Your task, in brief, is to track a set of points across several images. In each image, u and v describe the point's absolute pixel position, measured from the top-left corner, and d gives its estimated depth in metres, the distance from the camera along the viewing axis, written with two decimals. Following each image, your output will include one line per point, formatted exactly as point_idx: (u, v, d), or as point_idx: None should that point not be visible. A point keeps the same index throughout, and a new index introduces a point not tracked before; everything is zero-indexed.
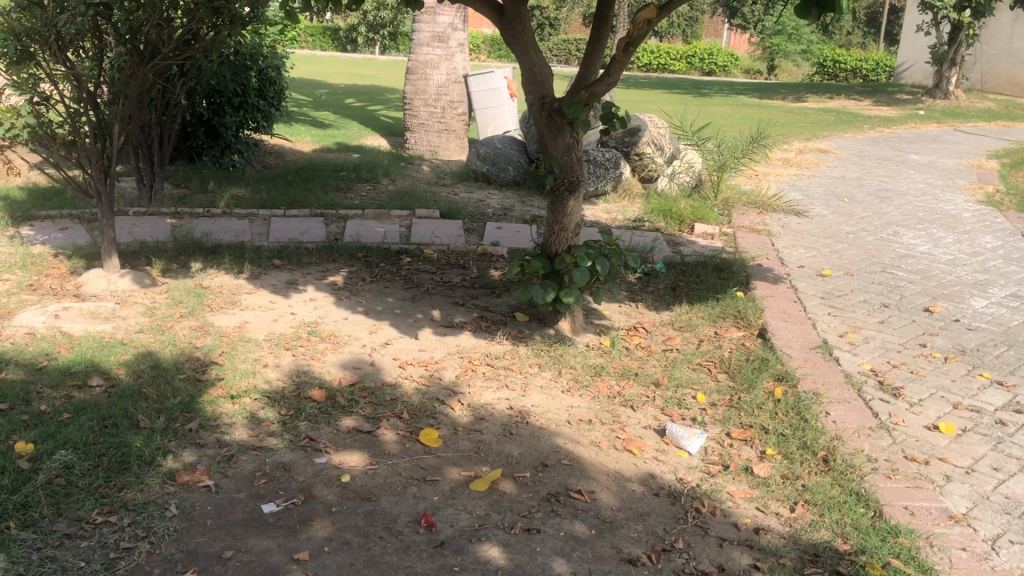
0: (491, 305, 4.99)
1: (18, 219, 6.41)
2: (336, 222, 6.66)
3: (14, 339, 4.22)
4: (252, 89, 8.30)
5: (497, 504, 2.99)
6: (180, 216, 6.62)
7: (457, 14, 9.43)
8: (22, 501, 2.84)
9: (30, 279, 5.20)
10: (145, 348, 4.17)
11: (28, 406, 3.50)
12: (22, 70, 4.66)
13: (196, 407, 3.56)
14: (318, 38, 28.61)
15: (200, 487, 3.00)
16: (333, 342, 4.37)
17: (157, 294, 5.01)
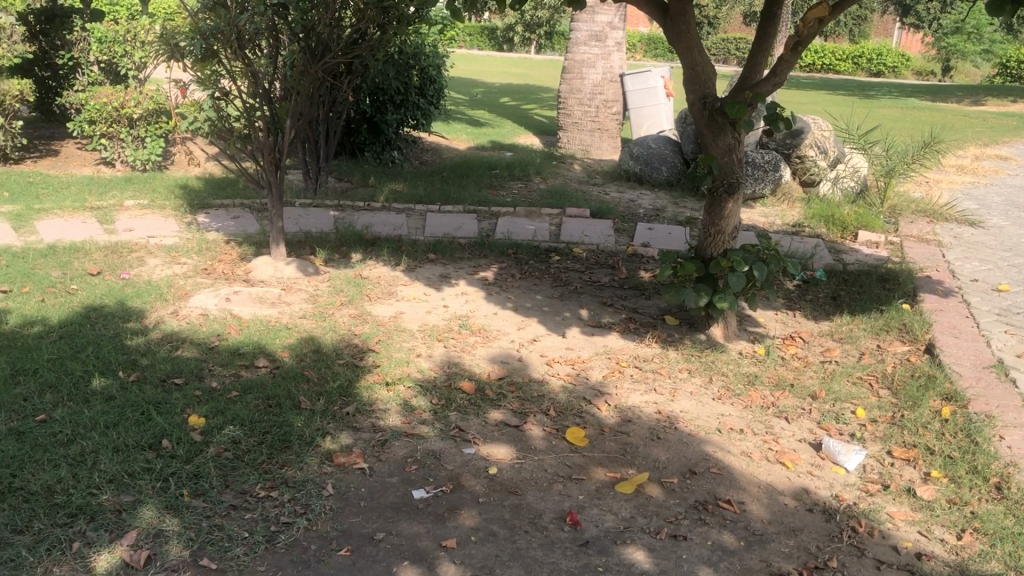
0: (641, 307, 4.95)
1: (196, 207, 6.85)
2: (488, 218, 6.77)
3: (189, 319, 4.52)
4: (413, 87, 8.55)
5: (643, 508, 2.96)
6: (342, 208, 6.90)
7: (616, 13, 9.42)
8: (194, 471, 3.04)
9: (205, 264, 5.55)
10: (308, 333, 4.37)
11: (201, 382, 3.74)
12: (207, 67, 4.97)
13: (352, 392, 3.70)
14: (476, 38, 29.10)
15: (355, 469, 3.12)
16: (483, 336, 4.44)
17: (319, 282, 5.24)
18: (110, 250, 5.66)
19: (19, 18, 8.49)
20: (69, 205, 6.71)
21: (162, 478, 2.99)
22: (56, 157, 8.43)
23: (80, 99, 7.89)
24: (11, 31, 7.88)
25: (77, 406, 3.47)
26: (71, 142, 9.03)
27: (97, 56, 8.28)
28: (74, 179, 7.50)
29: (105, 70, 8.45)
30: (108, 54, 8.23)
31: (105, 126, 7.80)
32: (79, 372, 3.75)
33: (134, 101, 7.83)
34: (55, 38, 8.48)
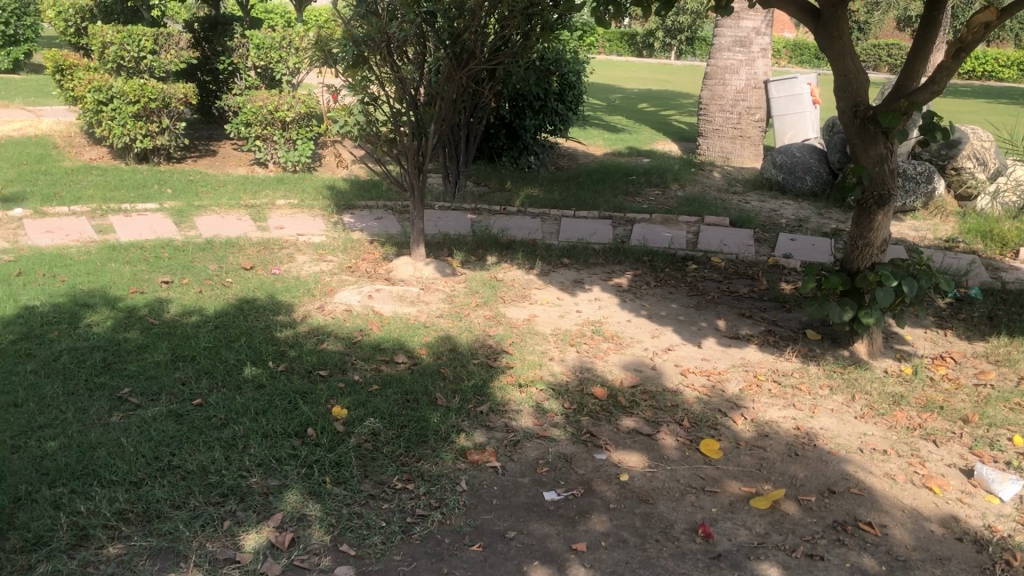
0: (780, 320, 4.83)
1: (342, 207, 7.12)
2: (624, 224, 6.75)
3: (334, 314, 4.71)
4: (553, 93, 8.60)
5: (778, 525, 2.89)
6: (479, 212, 7.03)
7: (762, 18, 9.23)
8: (336, 460, 3.16)
9: (349, 262, 5.76)
10: (445, 332, 4.48)
11: (344, 374, 3.90)
12: (358, 73, 5.16)
13: (487, 391, 3.77)
14: (615, 44, 29.01)
15: (488, 467, 3.18)
16: (616, 343, 4.44)
17: (456, 283, 5.36)
18: (261, 246, 5.96)
19: (186, 26, 9.02)
20: (225, 203, 7.10)
21: (307, 464, 3.13)
22: (214, 157, 8.93)
23: (238, 102, 8.33)
24: (178, 38, 8.40)
25: (230, 392, 3.68)
26: (229, 143, 9.53)
27: (255, 61, 8.70)
28: (230, 178, 7.93)
29: (261, 75, 8.87)
30: (266, 59, 8.63)
31: (260, 128, 8.20)
32: (232, 361, 3.97)
33: (288, 104, 8.17)
34: (217, 43, 8.97)
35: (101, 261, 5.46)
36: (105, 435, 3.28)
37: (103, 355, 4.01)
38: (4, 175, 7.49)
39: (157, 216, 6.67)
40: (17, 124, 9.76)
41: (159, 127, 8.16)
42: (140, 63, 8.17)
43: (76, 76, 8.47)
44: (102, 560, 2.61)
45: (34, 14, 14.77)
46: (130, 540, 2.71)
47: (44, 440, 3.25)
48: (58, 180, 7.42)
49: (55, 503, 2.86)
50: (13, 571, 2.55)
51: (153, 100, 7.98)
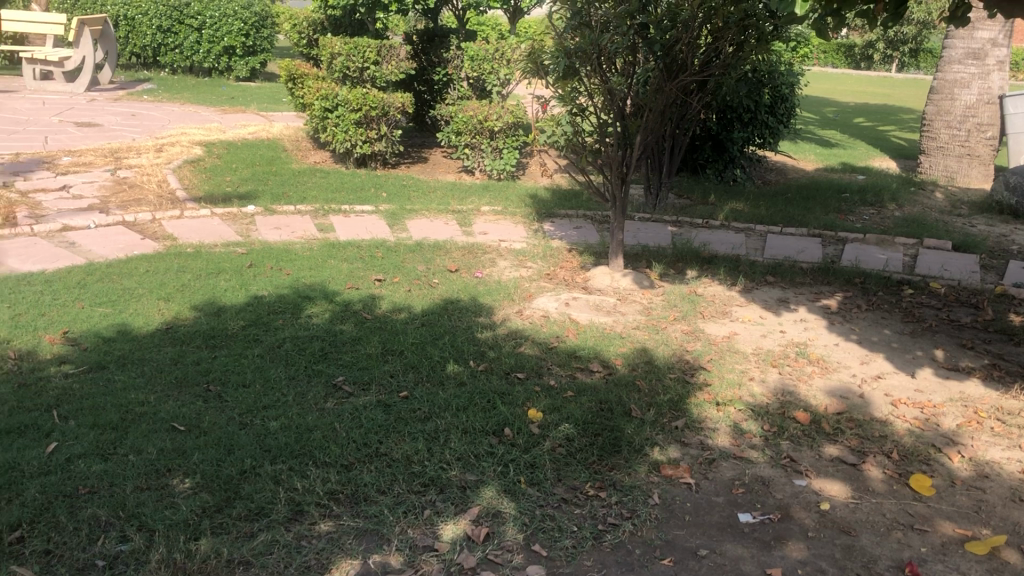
0: (1007, 354, 4.47)
1: (543, 215, 7.26)
2: (833, 243, 6.48)
3: (532, 319, 4.82)
4: (763, 106, 8.38)
5: (997, 573, 2.68)
6: (680, 224, 6.96)
7: (1000, 28, 8.57)
8: (531, 461, 3.24)
9: (548, 269, 5.87)
10: (642, 344, 4.48)
11: (541, 379, 3.98)
12: (568, 84, 5.27)
13: (683, 407, 3.74)
14: (832, 56, 27.80)
15: (682, 483, 3.15)
16: (821, 367, 4.27)
17: (654, 296, 5.33)
18: (467, 250, 6.18)
19: (406, 38, 9.48)
20: (435, 207, 7.42)
21: (503, 463, 3.23)
22: (426, 164, 9.35)
23: (451, 112, 8.67)
24: (398, 50, 8.85)
25: (434, 387, 3.85)
26: (439, 151, 9.94)
27: (469, 72, 9.02)
28: (440, 184, 8.27)
29: (473, 86, 9.18)
30: (479, 70, 8.93)
31: (470, 137, 8.51)
32: (436, 358, 4.15)
33: (497, 114, 8.42)
34: (435, 55, 9.38)
35: (321, 258, 5.85)
36: (320, 419, 3.52)
37: (320, 344, 4.30)
38: (240, 175, 8.18)
39: (373, 218, 7.06)
40: (253, 129, 10.63)
41: (377, 133, 8.64)
42: (363, 73, 8.67)
43: (306, 85, 9.11)
44: (315, 535, 2.81)
45: (271, 27, 16.01)
46: (339, 519, 2.89)
47: (267, 419, 3.53)
48: (287, 181, 8.01)
49: (275, 478, 3.10)
50: (238, 536, 2.80)
51: (374, 109, 8.45)
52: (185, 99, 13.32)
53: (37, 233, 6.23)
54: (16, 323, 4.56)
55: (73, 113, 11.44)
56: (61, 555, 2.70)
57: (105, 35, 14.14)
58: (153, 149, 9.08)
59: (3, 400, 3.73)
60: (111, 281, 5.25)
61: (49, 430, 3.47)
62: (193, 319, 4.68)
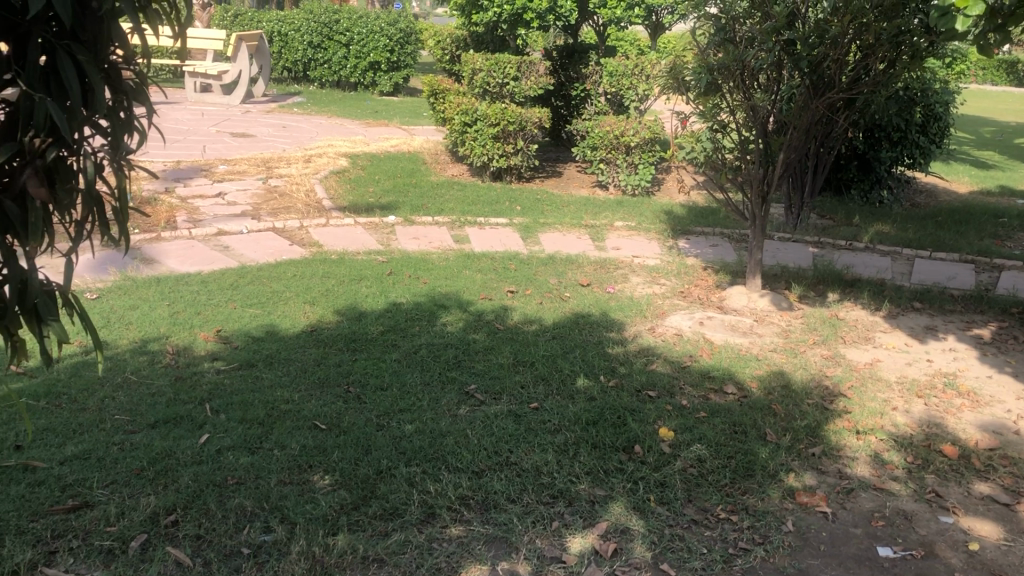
0: None
1: (679, 232, 7.19)
2: (988, 271, 6.14)
3: (665, 337, 4.78)
4: (915, 124, 8.03)
5: None
6: (822, 245, 6.75)
7: None
8: (661, 479, 3.21)
9: (683, 286, 5.81)
10: (778, 367, 4.37)
11: (672, 397, 3.94)
12: (710, 100, 5.22)
13: (821, 433, 3.62)
14: (991, 73, 26.32)
15: (818, 511, 3.06)
16: (972, 399, 4.06)
17: (793, 318, 5.19)
18: (599, 265, 6.19)
19: (545, 54, 9.58)
20: (569, 221, 7.46)
21: (633, 480, 3.21)
22: (560, 178, 9.41)
23: (588, 127, 8.69)
24: (537, 65, 8.96)
25: (565, 400, 3.87)
26: (575, 166, 9.99)
27: (607, 88, 9.02)
28: (574, 198, 8.30)
29: (611, 101, 9.16)
30: (617, 86, 8.93)
31: (606, 152, 8.51)
32: (567, 371, 4.17)
33: (634, 129, 8.40)
34: (574, 71, 9.43)
35: (457, 268, 5.99)
36: (453, 426, 3.60)
37: (454, 352, 4.40)
38: (382, 186, 8.45)
39: (508, 230, 7.17)
40: (395, 141, 10.97)
41: (514, 148, 8.76)
42: (503, 88, 8.81)
43: (447, 99, 9.34)
44: (446, 539, 2.87)
45: (414, 43, 16.46)
46: (470, 525, 2.95)
47: (403, 423, 3.64)
48: (426, 193, 8.22)
49: (409, 480, 3.19)
50: (373, 534, 2.89)
51: (512, 123, 8.56)
52: (332, 112, 13.86)
53: (195, 236, 6.63)
54: (175, 320, 4.87)
55: (230, 124, 12.11)
56: (211, 540, 2.87)
57: (260, 51, 14.90)
58: (301, 160, 9.50)
59: (162, 392, 3.99)
60: (261, 284, 5.54)
61: (202, 422, 3.69)
62: (335, 323, 4.88)
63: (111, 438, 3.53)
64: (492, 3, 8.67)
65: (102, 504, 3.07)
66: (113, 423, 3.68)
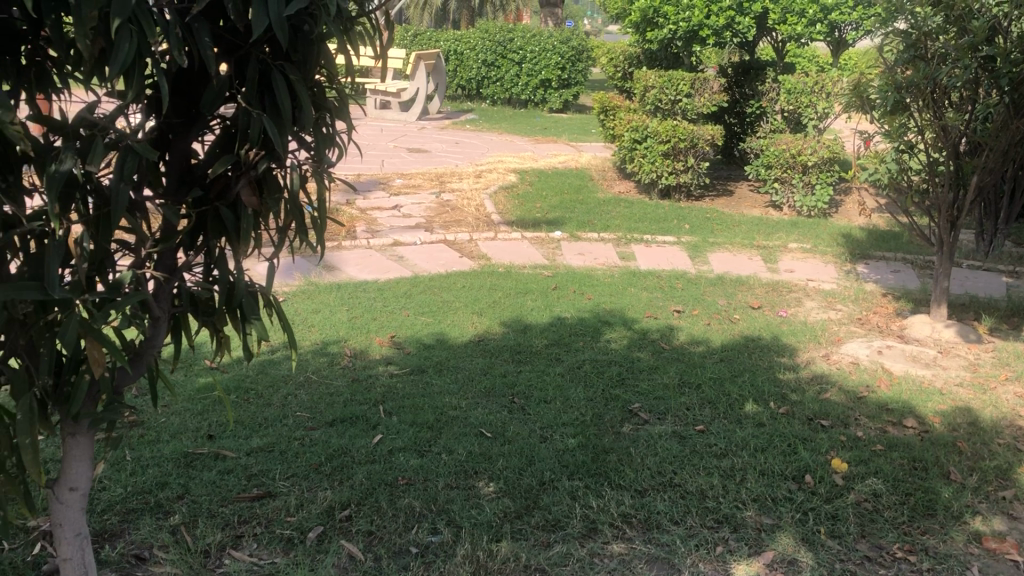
0: None
1: (857, 256, 6.89)
2: None
3: (839, 365, 4.59)
4: None
5: None
6: (1017, 275, 6.30)
7: None
8: (832, 512, 3.09)
9: (860, 313, 5.57)
10: (964, 403, 4.11)
11: (846, 428, 3.78)
12: (897, 119, 4.98)
13: (1012, 476, 3.38)
14: None
15: (1007, 559, 2.86)
16: None
17: (982, 351, 4.87)
18: (771, 287, 6.02)
19: (720, 71, 9.43)
20: (739, 242, 7.30)
21: (802, 510, 3.11)
22: (731, 197, 9.22)
23: (762, 145, 8.47)
24: (712, 82, 8.77)
25: (732, 424, 3.79)
26: (747, 185, 9.76)
27: (784, 106, 8.76)
28: (746, 218, 8.12)
29: (787, 119, 8.84)
30: (795, 104, 8.66)
31: (780, 171, 8.30)
32: (735, 394, 4.09)
33: (812, 148, 8.12)
34: (749, 88, 9.23)
35: (623, 285, 5.98)
36: (617, 443, 3.60)
37: (618, 370, 4.40)
38: (550, 201, 8.55)
39: (676, 249, 7.09)
40: (564, 157, 11.08)
41: (684, 165, 8.67)
42: (675, 105, 8.71)
43: (617, 116, 9.33)
44: (607, 554, 2.88)
45: (586, 60, 16.53)
46: (631, 542, 2.94)
47: (567, 436, 3.68)
48: (593, 209, 8.26)
49: (572, 493, 3.21)
50: (535, 544, 2.93)
51: (683, 140, 8.50)
52: (503, 129, 14.15)
53: (373, 246, 6.94)
54: (352, 325, 5.11)
55: (406, 139, 12.59)
56: (382, 537, 2.99)
57: (437, 69, 15.40)
58: (473, 175, 9.75)
59: (339, 392, 4.20)
60: (432, 293, 5.72)
61: (376, 423, 3.85)
62: (502, 334, 4.98)
63: (292, 434, 3.75)
64: (667, 20, 8.63)
65: (283, 495, 3.27)
66: (295, 419, 3.90)
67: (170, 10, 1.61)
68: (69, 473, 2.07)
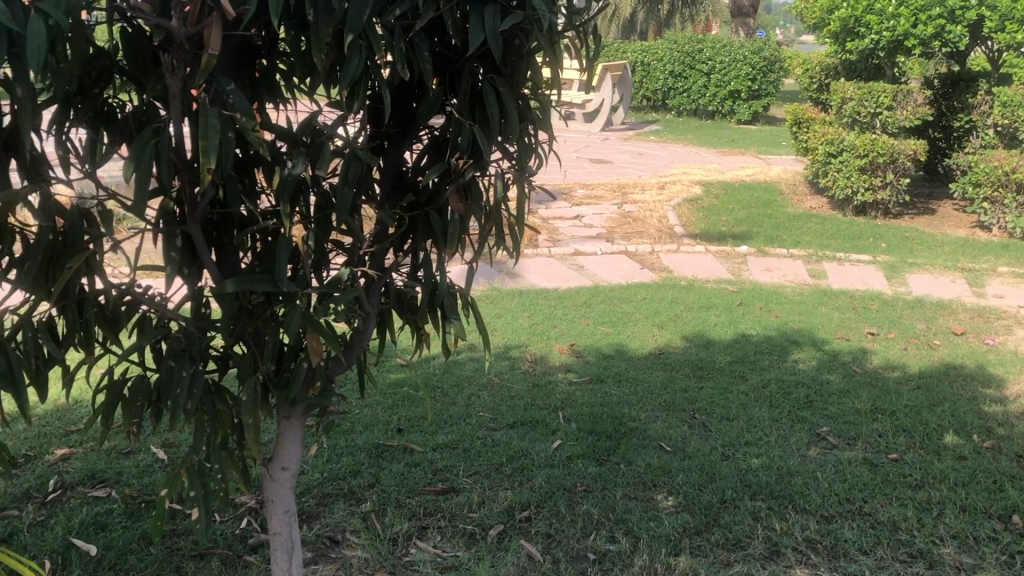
0: None
1: None
2: None
3: None
4: None
5: None
6: None
7: None
8: None
9: None
10: None
11: None
12: None
13: None
14: None
15: None
16: None
17: None
18: (977, 313, 5.64)
19: (926, 83, 8.93)
20: (942, 263, 6.87)
21: (1008, 552, 2.91)
22: (933, 216, 8.70)
23: (971, 161, 7.95)
24: (917, 94, 8.26)
25: (929, 455, 3.59)
26: (951, 203, 9.18)
27: (997, 119, 8.10)
28: (949, 238, 7.64)
29: (1001, 134, 8.23)
30: (1011, 117, 7.95)
31: (990, 190, 7.76)
32: (933, 424, 3.86)
33: None
34: (957, 100, 8.69)
35: (812, 303, 5.78)
36: (803, 466, 3.49)
37: (805, 391, 4.26)
38: (736, 215, 8.36)
39: (870, 268, 6.77)
40: (751, 171, 10.82)
41: (882, 181, 8.26)
42: (875, 118, 8.32)
43: (811, 129, 9.03)
44: None
45: (778, 71, 16.05)
46: (817, 569, 2.84)
47: (749, 455, 3.60)
48: (781, 225, 8.02)
49: (754, 513, 3.15)
50: (715, 561, 2.89)
51: (881, 155, 8.07)
52: (688, 141, 13.98)
53: (555, 254, 7.04)
54: (534, 331, 5.21)
55: (590, 150, 12.68)
56: (560, 540, 3.04)
57: (623, 80, 15.40)
58: (656, 187, 9.69)
59: (520, 395, 4.30)
60: (614, 304, 5.75)
61: (555, 428, 3.92)
62: (684, 348, 4.93)
63: (475, 433, 3.88)
64: (870, 29, 8.27)
65: (466, 491, 3.39)
66: (478, 419, 4.03)
67: (395, 26, 1.72)
68: (282, 453, 2.24)
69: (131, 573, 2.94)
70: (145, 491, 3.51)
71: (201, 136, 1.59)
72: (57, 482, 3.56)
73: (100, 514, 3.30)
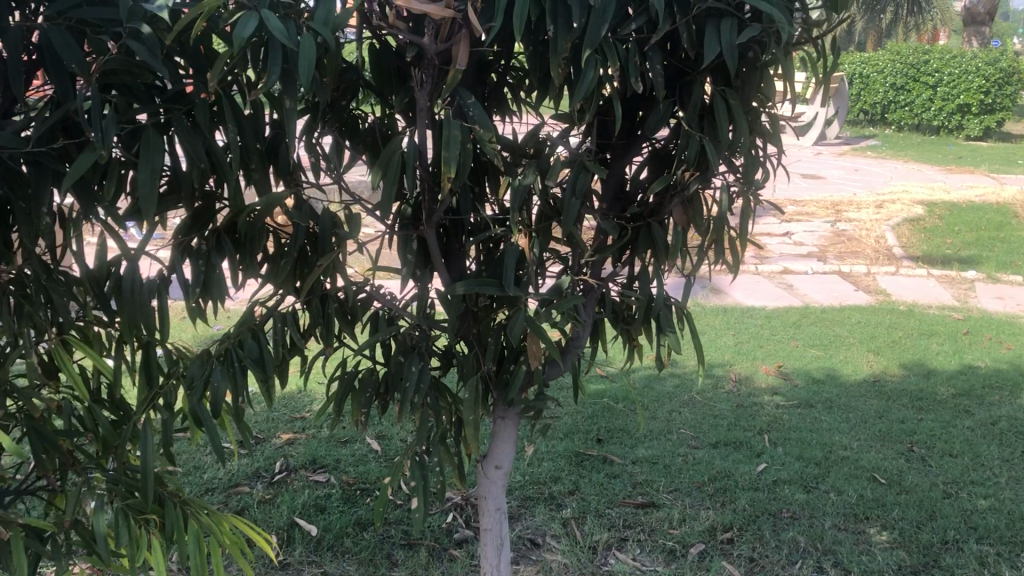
0: None
1: None
2: None
3: None
4: None
5: None
6: None
7: None
8: None
9: None
10: None
11: None
12: None
13: None
14: None
15: None
16: None
17: None
18: None
19: None
20: None
21: None
22: None
23: None
24: None
25: None
26: None
27: None
28: None
29: None
30: None
31: None
32: None
33: None
34: None
35: None
36: None
37: None
38: (964, 238, 7.81)
39: None
40: (982, 190, 10.06)
41: None
42: None
43: None
44: None
45: (1015, 83, 14.84)
46: None
47: (975, 496, 3.36)
48: (1015, 249, 7.41)
49: (980, 559, 2.94)
50: None
51: None
52: (909, 157, 13.19)
53: (761, 272, 6.85)
54: (739, 350, 5.09)
55: (800, 165, 12.22)
56: (765, 566, 2.96)
57: (840, 93, 14.75)
58: (872, 205, 9.22)
59: (723, 415, 4.22)
60: (824, 326, 5.52)
61: (760, 451, 3.81)
62: (902, 377, 4.66)
63: (676, 449, 3.85)
64: None
65: (666, 506, 3.36)
66: (680, 436, 3.99)
67: (631, 39, 1.75)
68: (497, 452, 2.32)
69: (347, 555, 3.14)
70: (360, 479, 3.72)
71: (444, 146, 1.69)
72: (282, 464, 3.85)
73: (321, 497, 3.54)
